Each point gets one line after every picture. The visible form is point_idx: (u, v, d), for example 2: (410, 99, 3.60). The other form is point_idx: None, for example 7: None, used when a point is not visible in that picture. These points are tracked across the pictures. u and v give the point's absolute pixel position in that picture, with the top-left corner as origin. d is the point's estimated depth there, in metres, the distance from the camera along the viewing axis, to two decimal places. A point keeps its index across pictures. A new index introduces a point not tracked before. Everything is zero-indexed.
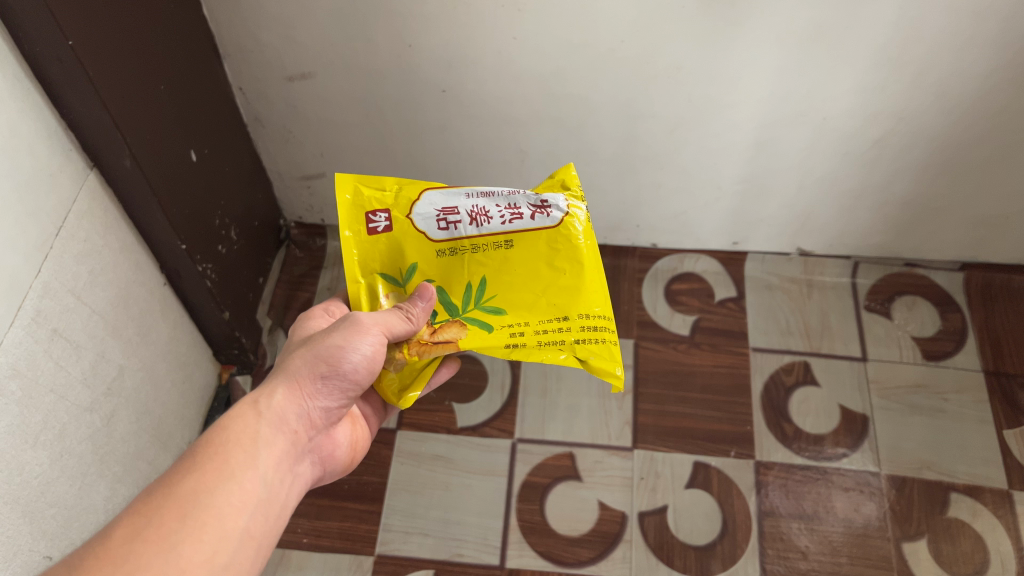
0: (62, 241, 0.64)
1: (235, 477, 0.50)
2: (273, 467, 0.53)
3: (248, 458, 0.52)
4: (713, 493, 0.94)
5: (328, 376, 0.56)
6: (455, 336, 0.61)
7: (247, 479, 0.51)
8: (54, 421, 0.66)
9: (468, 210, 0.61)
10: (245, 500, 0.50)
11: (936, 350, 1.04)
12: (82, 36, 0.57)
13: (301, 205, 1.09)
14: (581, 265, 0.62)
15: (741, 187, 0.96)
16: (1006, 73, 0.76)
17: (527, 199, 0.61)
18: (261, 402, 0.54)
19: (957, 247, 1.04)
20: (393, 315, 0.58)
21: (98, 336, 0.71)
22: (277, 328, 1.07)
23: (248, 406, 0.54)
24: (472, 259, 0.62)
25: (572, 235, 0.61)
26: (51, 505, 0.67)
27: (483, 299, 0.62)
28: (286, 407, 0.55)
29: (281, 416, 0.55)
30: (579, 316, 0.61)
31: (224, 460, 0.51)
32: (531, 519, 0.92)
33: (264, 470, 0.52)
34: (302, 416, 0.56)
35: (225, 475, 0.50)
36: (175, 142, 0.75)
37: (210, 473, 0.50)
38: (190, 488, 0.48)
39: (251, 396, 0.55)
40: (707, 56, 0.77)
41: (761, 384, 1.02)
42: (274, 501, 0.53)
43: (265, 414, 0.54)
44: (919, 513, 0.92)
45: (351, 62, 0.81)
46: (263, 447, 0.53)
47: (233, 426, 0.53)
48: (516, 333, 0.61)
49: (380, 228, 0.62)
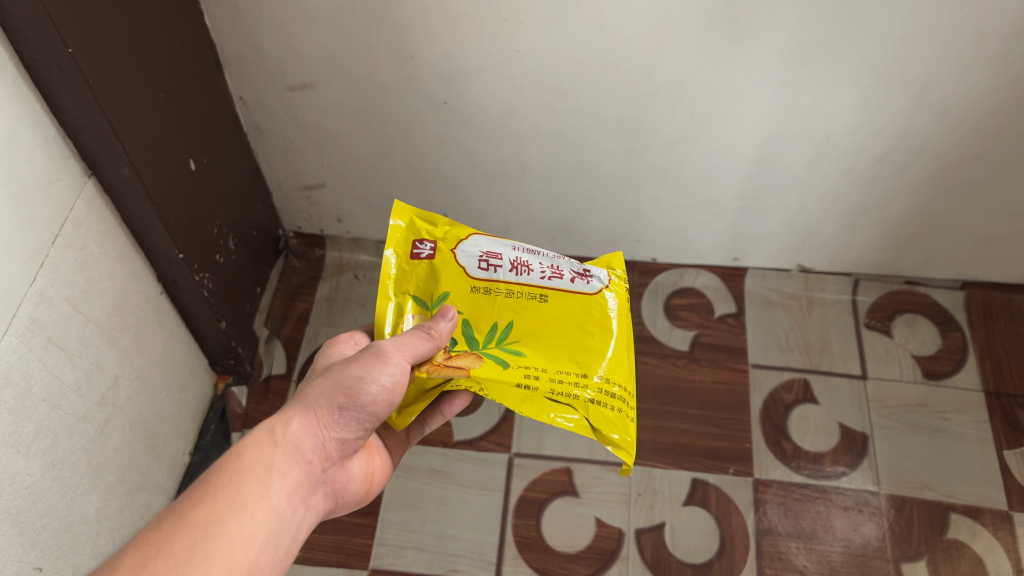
0: (58, 250, 0.64)
1: (246, 508, 0.50)
2: (286, 498, 0.52)
3: (262, 488, 0.51)
4: (711, 510, 0.93)
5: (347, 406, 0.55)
6: (468, 364, 0.58)
7: (258, 510, 0.50)
8: (46, 430, 0.65)
9: (512, 258, 0.63)
10: (255, 533, 0.49)
11: (937, 369, 1.03)
12: (82, 43, 0.57)
13: (301, 216, 1.08)
14: (609, 335, 0.63)
15: (742, 203, 0.96)
16: (1008, 93, 0.76)
17: (570, 267, 0.64)
18: (277, 430, 0.54)
19: (959, 266, 1.04)
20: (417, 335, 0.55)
21: (93, 345, 0.70)
22: (274, 338, 1.06)
23: (264, 433, 0.53)
24: (504, 303, 0.62)
25: (605, 306, 0.64)
26: (42, 516, 0.66)
27: (506, 340, 0.61)
28: (302, 436, 0.54)
29: (297, 446, 0.54)
30: (597, 378, 0.60)
31: (236, 489, 0.50)
32: (527, 535, 0.91)
33: (277, 501, 0.51)
34: (319, 446, 0.55)
35: (236, 506, 0.49)
36: (174, 151, 0.75)
37: (220, 502, 0.49)
38: (199, 517, 0.48)
39: (268, 423, 0.54)
40: (709, 70, 0.77)
41: (760, 401, 1.01)
42: (283, 534, 0.52)
43: (280, 442, 0.53)
44: (919, 533, 0.91)
45: (352, 72, 0.81)
46: (276, 478, 0.52)
47: (248, 454, 0.52)
48: (530, 375, 0.58)
49: (422, 255, 0.62)
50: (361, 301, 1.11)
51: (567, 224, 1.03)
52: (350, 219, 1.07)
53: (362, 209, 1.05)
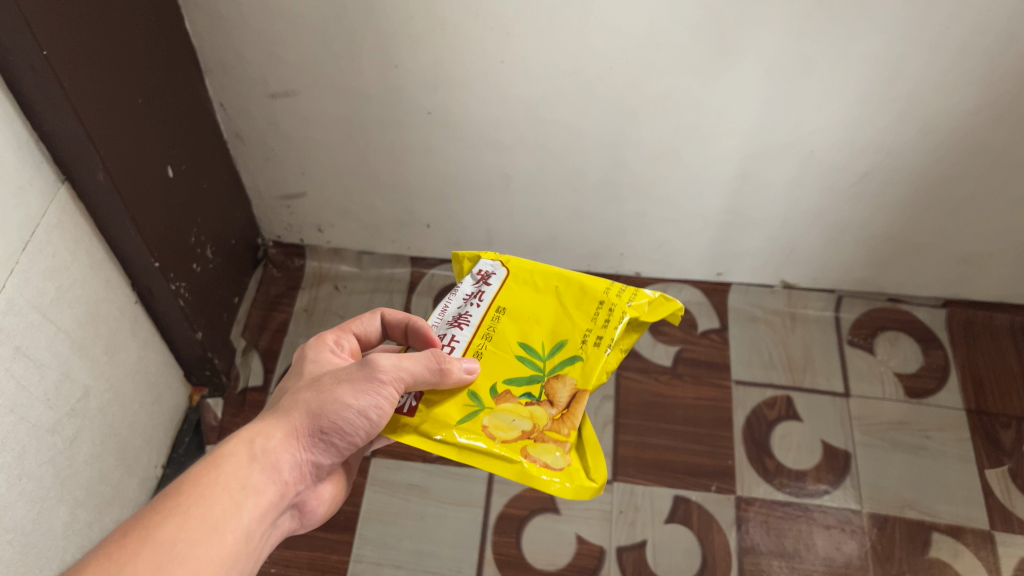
0: (29, 257, 0.62)
1: (215, 528, 0.46)
2: (257, 520, 0.49)
3: (234, 507, 0.48)
4: (693, 528, 0.92)
5: (332, 428, 0.53)
6: (573, 386, 0.57)
7: (228, 533, 0.47)
8: (13, 442, 0.63)
9: (448, 325, 0.60)
10: (223, 557, 0.46)
11: (919, 387, 1.03)
12: (58, 46, 0.56)
13: (280, 224, 1.06)
14: (554, 270, 0.62)
15: (727, 218, 0.96)
16: (991, 112, 0.76)
17: (467, 282, 0.62)
18: (257, 443, 0.51)
19: (941, 284, 1.04)
20: (414, 362, 0.53)
21: (63, 355, 0.68)
22: (251, 349, 1.04)
23: (243, 445, 0.51)
24: (495, 344, 0.58)
25: (520, 268, 0.62)
26: (7, 531, 0.63)
27: (544, 352, 0.58)
28: (282, 454, 0.52)
29: (275, 464, 0.51)
30: (605, 291, 0.60)
31: (207, 507, 0.47)
32: (507, 552, 0.90)
33: (247, 522, 0.48)
34: (297, 467, 0.53)
35: (206, 527, 0.46)
36: (152, 157, 0.73)
37: (189, 519, 0.46)
38: (164, 535, 0.44)
39: (248, 435, 0.51)
40: (696, 85, 0.76)
41: (743, 418, 1.00)
42: (249, 558, 0.49)
43: (257, 458, 0.50)
44: (900, 552, 0.91)
45: (335, 81, 0.80)
46: (251, 497, 0.49)
47: (224, 468, 0.49)
48: (596, 341, 0.58)
49: (413, 406, 0.56)
50: (340, 312, 1.08)
51: (550, 237, 1.02)
52: (331, 229, 1.06)
53: (344, 219, 1.03)
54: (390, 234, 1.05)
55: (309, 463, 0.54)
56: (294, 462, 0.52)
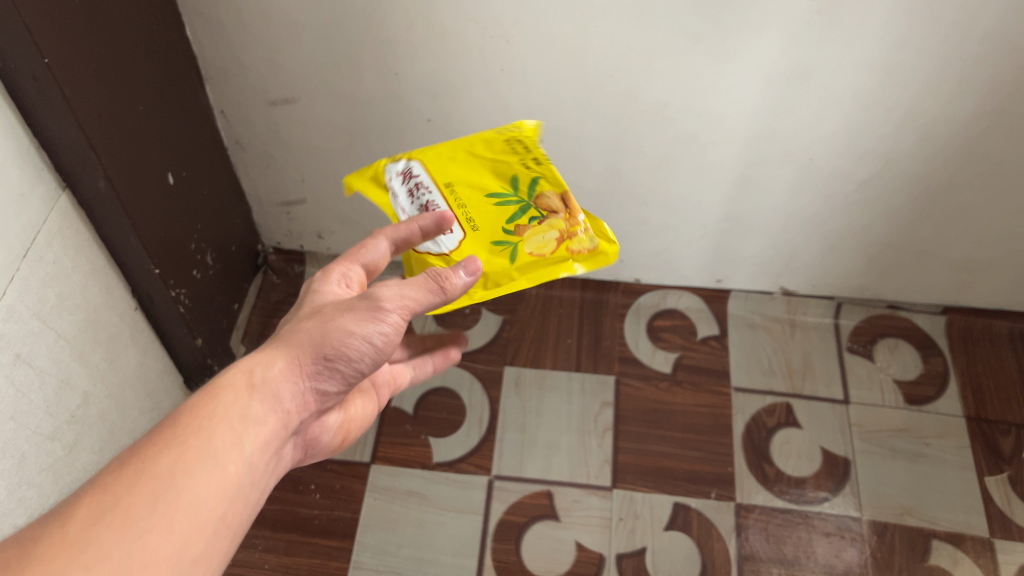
0: (29, 264, 0.62)
1: (215, 461, 0.44)
2: (259, 452, 0.47)
3: (234, 437, 0.45)
4: (693, 535, 0.92)
5: (335, 357, 0.50)
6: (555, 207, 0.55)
7: (229, 462, 0.45)
8: (13, 450, 0.63)
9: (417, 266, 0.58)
10: (225, 488, 0.44)
11: (918, 394, 1.03)
12: (59, 54, 0.56)
13: (280, 231, 1.06)
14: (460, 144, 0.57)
15: (726, 225, 0.96)
16: (991, 120, 0.77)
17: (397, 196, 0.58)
18: (257, 373, 0.48)
19: (940, 291, 1.04)
20: (417, 288, 0.52)
21: (63, 362, 0.68)
22: (250, 355, 1.04)
23: (242, 374, 0.47)
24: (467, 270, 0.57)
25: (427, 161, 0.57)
26: (6, 538, 0.63)
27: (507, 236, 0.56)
28: (283, 383, 0.49)
29: (275, 393, 0.48)
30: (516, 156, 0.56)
31: (205, 438, 0.44)
32: (506, 559, 0.90)
33: (249, 453, 0.46)
34: (299, 396, 0.50)
35: (204, 459, 0.43)
36: (153, 163, 0.73)
37: (187, 452, 0.43)
38: (160, 469, 0.42)
39: (246, 364, 0.48)
40: (696, 92, 0.77)
41: (743, 425, 1.00)
42: (255, 487, 0.47)
43: (257, 388, 0.47)
44: (900, 560, 0.91)
45: (336, 88, 0.80)
46: (252, 427, 0.46)
47: (222, 398, 0.46)
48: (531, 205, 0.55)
49: None
50: None
51: None
52: (331, 235, 1.06)
53: (343, 225, 1.03)
54: None
55: (312, 390, 0.51)
56: (297, 392, 0.50)
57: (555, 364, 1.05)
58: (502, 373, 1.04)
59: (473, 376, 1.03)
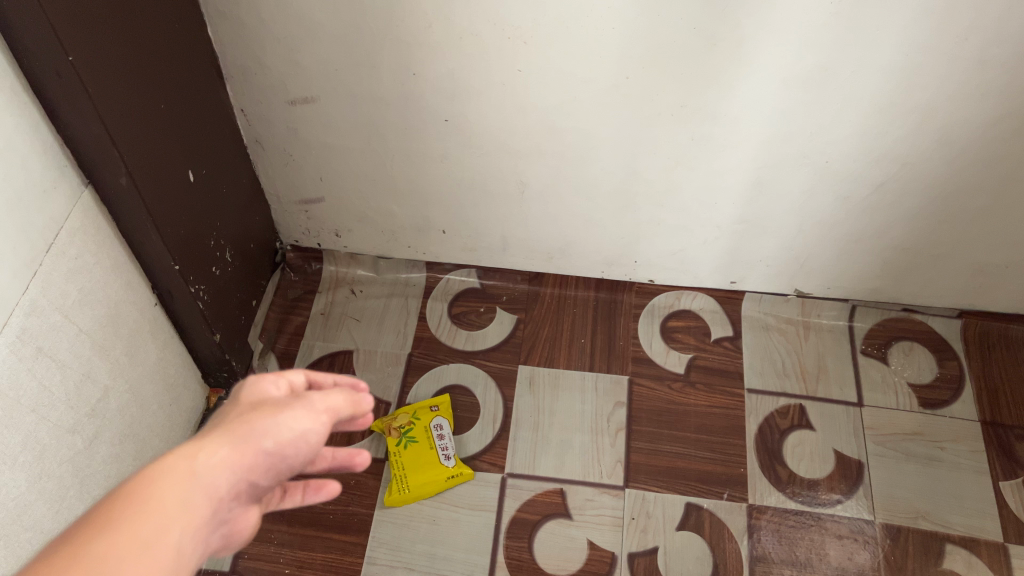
0: (52, 259, 0.63)
1: (143, 560, 0.33)
2: (187, 553, 0.36)
3: (165, 530, 0.35)
4: (705, 535, 0.92)
5: (277, 452, 0.40)
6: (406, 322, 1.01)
7: (155, 562, 0.34)
8: (33, 441, 0.64)
9: None
10: None
11: (933, 398, 1.03)
12: (82, 52, 0.57)
13: (298, 229, 1.07)
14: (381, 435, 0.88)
15: (741, 227, 0.96)
16: (1009, 123, 0.77)
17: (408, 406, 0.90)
18: (199, 460, 0.37)
19: (956, 294, 1.04)
20: (342, 395, 0.44)
21: (84, 356, 0.70)
22: (267, 352, 1.05)
23: (177, 459, 0.36)
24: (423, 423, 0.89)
25: None
26: (27, 529, 0.64)
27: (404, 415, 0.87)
28: (222, 476, 0.38)
29: (210, 489, 0.37)
30: None
31: (137, 529, 0.34)
32: (519, 557, 0.90)
33: (174, 554, 0.35)
34: (233, 493, 0.38)
35: (136, 553, 0.33)
36: (173, 162, 0.74)
37: (117, 543, 0.33)
38: (85, 563, 0.31)
39: (182, 450, 0.37)
40: (712, 95, 0.77)
41: (756, 426, 1.00)
42: None
43: (199, 476, 0.37)
44: (914, 563, 0.91)
45: (355, 88, 0.81)
46: (182, 524, 0.35)
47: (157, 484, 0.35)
48: None
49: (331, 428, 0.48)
50: (356, 317, 1.09)
51: (565, 243, 1.03)
52: (347, 234, 1.07)
53: (360, 224, 1.04)
54: (406, 239, 1.06)
55: (246, 486, 0.39)
56: (235, 488, 0.39)
57: (569, 363, 1.06)
58: (516, 371, 1.05)
59: (488, 375, 1.04)
